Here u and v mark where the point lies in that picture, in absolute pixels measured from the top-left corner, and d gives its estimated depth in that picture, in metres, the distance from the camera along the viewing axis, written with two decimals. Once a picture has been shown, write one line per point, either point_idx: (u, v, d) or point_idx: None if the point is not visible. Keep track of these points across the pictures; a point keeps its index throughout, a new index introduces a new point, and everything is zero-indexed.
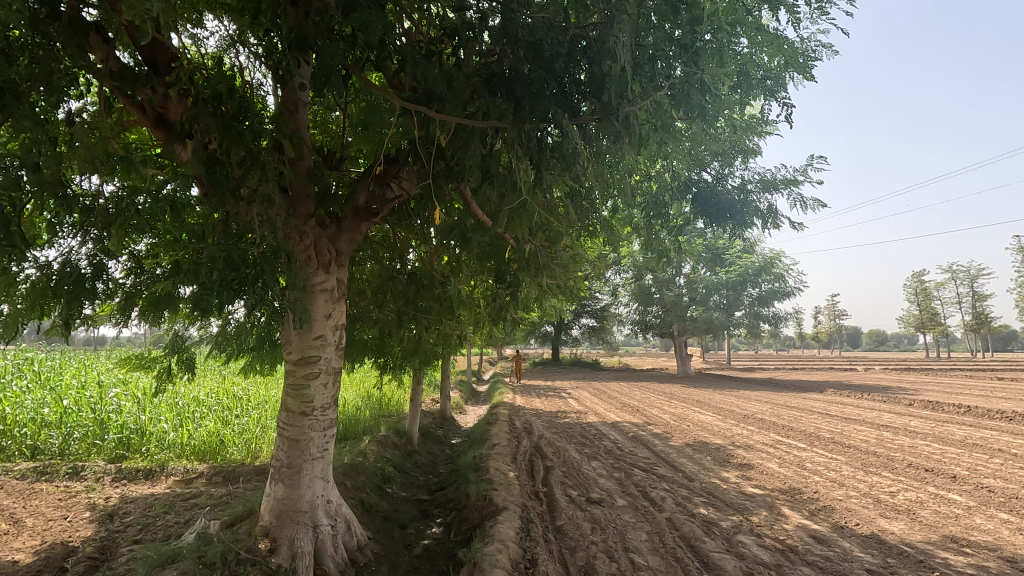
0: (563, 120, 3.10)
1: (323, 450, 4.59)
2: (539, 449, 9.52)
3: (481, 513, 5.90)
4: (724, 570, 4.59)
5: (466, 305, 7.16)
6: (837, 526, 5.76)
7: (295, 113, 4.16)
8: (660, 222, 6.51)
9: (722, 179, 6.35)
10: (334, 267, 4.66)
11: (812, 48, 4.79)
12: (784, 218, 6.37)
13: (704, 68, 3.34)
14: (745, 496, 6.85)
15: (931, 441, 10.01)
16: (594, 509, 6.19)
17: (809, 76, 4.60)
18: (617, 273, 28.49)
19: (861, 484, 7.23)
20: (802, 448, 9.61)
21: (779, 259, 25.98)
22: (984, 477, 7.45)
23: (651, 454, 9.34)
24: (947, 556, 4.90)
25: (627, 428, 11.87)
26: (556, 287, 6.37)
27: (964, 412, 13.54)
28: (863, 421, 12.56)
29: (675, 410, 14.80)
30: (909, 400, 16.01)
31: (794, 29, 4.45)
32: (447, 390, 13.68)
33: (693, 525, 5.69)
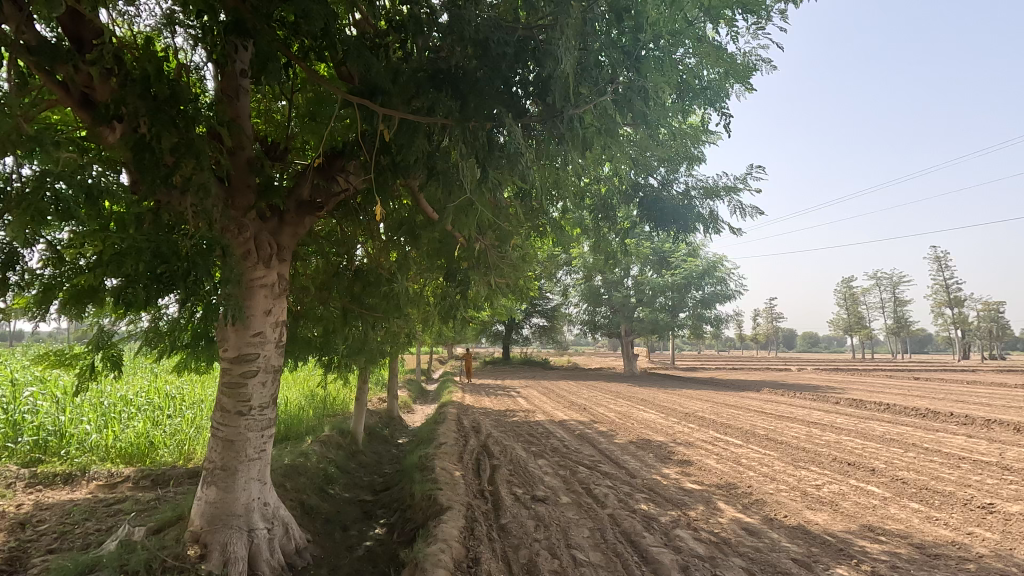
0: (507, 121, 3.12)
1: (260, 451, 4.43)
2: (487, 448, 9.53)
3: (425, 513, 5.85)
4: (661, 563, 4.73)
5: (416, 302, 7.08)
6: (767, 518, 6.05)
7: (235, 101, 4.01)
8: (608, 224, 6.65)
9: (668, 185, 6.55)
10: (275, 262, 4.49)
11: (751, 63, 5.02)
12: (724, 224, 6.63)
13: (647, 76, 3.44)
14: (684, 491, 7.10)
15: (854, 437, 10.67)
16: (538, 507, 6.25)
17: (748, 89, 4.82)
18: (568, 273, 28.84)
19: (790, 479, 7.63)
20: (738, 445, 10.04)
21: (721, 263, 27.05)
22: (898, 470, 8.01)
23: (596, 451, 9.53)
24: (864, 545, 5.24)
25: (573, 427, 12.06)
26: (506, 287, 6.39)
27: (884, 410, 14.52)
28: (794, 418, 13.25)
29: (621, 409, 15.16)
30: (837, 398, 17.03)
31: (734, 44, 4.66)
32: (394, 389, 13.47)
33: (633, 521, 5.84)
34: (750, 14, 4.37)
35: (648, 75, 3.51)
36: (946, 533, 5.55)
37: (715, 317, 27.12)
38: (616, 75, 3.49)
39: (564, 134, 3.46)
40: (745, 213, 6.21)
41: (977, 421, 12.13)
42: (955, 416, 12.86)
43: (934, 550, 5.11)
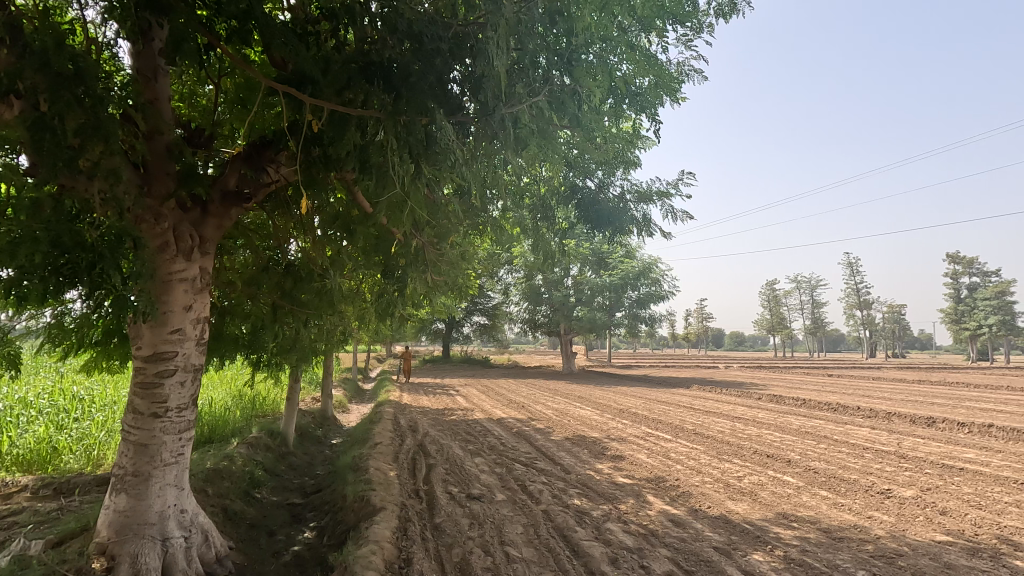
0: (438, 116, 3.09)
1: (177, 454, 4.17)
2: (423, 447, 9.44)
3: (357, 515, 5.72)
4: (591, 556, 4.85)
5: (351, 299, 6.89)
6: (692, 509, 6.34)
7: (153, 82, 3.75)
8: (546, 225, 6.71)
9: (604, 188, 6.71)
10: (196, 255, 4.24)
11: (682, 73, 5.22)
12: (657, 227, 6.86)
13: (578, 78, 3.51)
14: (615, 485, 7.31)
15: (773, 430, 11.36)
16: (473, 504, 6.26)
17: (675, 98, 5.01)
18: (509, 272, 29.04)
19: (714, 471, 8.03)
20: (668, 439, 10.46)
21: (656, 265, 28.01)
22: (810, 461, 8.61)
23: (533, 448, 9.65)
24: (778, 531, 5.59)
25: (511, 424, 12.16)
26: (445, 285, 6.32)
27: (800, 405, 15.54)
28: (720, 413, 13.94)
29: (558, 406, 15.42)
30: (759, 394, 18.06)
31: (664, 54, 4.84)
32: (328, 389, 13.07)
33: (566, 516, 5.95)
34: (678, 28, 4.57)
35: (580, 79, 3.60)
36: (850, 518, 6.01)
37: (650, 317, 28.10)
38: (550, 76, 3.54)
39: (500, 134, 3.49)
40: (676, 218, 6.43)
41: (879, 414, 13.23)
42: (861, 410, 13.96)
43: (839, 534, 5.53)
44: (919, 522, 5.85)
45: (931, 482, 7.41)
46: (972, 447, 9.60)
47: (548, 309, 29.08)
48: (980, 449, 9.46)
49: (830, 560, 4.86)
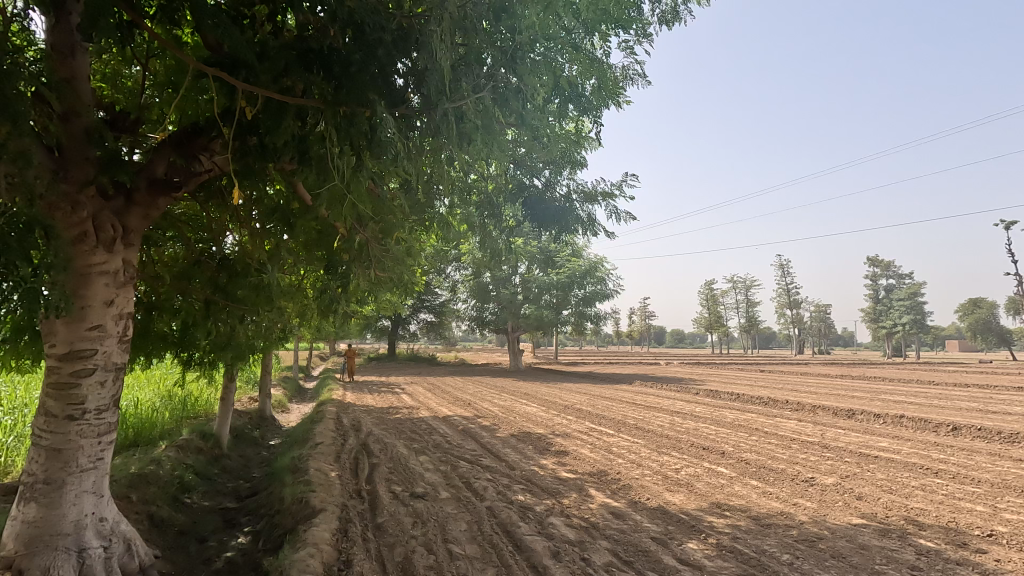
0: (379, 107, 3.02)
1: (96, 459, 3.90)
2: (366, 447, 9.26)
3: (294, 518, 5.54)
4: (534, 550, 4.91)
5: (291, 296, 6.64)
6: (632, 501, 6.52)
7: (71, 60, 3.48)
8: (493, 222, 6.70)
9: (550, 187, 6.78)
10: (119, 246, 3.97)
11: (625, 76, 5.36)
12: (601, 227, 7.01)
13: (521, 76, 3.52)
14: (559, 480, 7.43)
15: (709, 423, 11.87)
16: (416, 503, 6.19)
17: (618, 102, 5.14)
18: (457, 269, 28.90)
19: (654, 464, 8.30)
20: (611, 434, 10.72)
21: (602, 264, 28.60)
22: (743, 452, 9.05)
23: (478, 446, 9.66)
24: (712, 520, 5.85)
25: (457, 422, 12.12)
26: (391, 281, 6.21)
27: (734, 399, 16.30)
28: (661, 408, 14.42)
29: (505, 403, 15.49)
30: (697, 389, 18.81)
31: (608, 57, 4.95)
32: (266, 388, 12.59)
33: (510, 511, 6.00)
34: (620, 34, 4.70)
35: (524, 77, 3.62)
36: (777, 505, 6.36)
37: (596, 315, 28.66)
38: (494, 74, 3.55)
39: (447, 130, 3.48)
40: (620, 218, 6.59)
41: (805, 407, 14.06)
42: (789, 403, 14.79)
43: (767, 520, 5.84)
44: (838, 507, 6.27)
45: (849, 469, 7.95)
46: (885, 436, 10.37)
47: (496, 306, 29.11)
48: (893, 438, 10.23)
49: (759, 546, 5.13)
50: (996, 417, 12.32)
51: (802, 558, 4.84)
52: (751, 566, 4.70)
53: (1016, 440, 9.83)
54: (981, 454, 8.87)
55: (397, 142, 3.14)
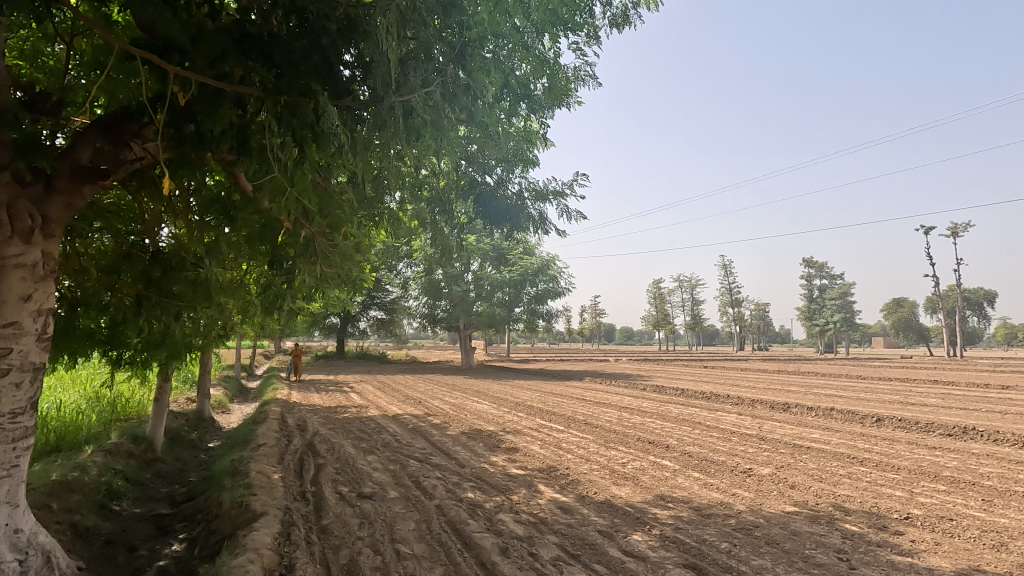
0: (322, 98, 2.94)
1: (9, 467, 3.61)
2: (312, 447, 9.01)
3: (234, 523, 5.32)
4: (482, 547, 4.91)
5: (233, 292, 6.38)
6: (580, 496, 6.64)
7: None
8: (444, 218, 6.62)
9: (502, 184, 6.79)
10: (37, 237, 3.69)
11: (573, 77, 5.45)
12: (552, 226, 7.07)
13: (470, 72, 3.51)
14: (508, 477, 7.47)
15: (655, 418, 12.23)
16: (363, 504, 6.08)
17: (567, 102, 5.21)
18: (408, 266, 28.58)
19: (601, 459, 8.47)
20: (560, 430, 10.87)
21: (554, 262, 28.89)
22: (686, 445, 9.38)
23: (428, 444, 9.58)
24: (656, 512, 6.02)
25: (407, 420, 11.98)
26: (338, 277, 6.06)
27: (679, 394, 16.86)
28: (609, 404, 14.74)
29: (456, 401, 15.44)
30: (644, 385, 19.34)
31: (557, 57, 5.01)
32: (205, 388, 12.04)
33: (459, 509, 5.98)
34: (570, 35, 4.75)
35: (474, 74, 3.61)
36: (717, 496, 6.63)
37: (548, 313, 28.96)
38: (444, 69, 3.52)
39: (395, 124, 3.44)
40: (570, 217, 6.66)
41: (745, 402, 14.70)
42: (730, 397, 15.43)
43: (707, 511, 6.07)
44: (773, 496, 6.58)
45: (784, 460, 8.37)
46: (817, 428, 10.98)
47: (448, 304, 28.94)
48: (824, 429, 10.85)
49: (700, 536, 5.32)
50: (914, 408, 13.27)
51: (739, 546, 5.06)
52: (691, 555, 4.87)
53: (931, 429, 10.63)
54: (901, 442, 9.53)
55: (341, 135, 3.07)
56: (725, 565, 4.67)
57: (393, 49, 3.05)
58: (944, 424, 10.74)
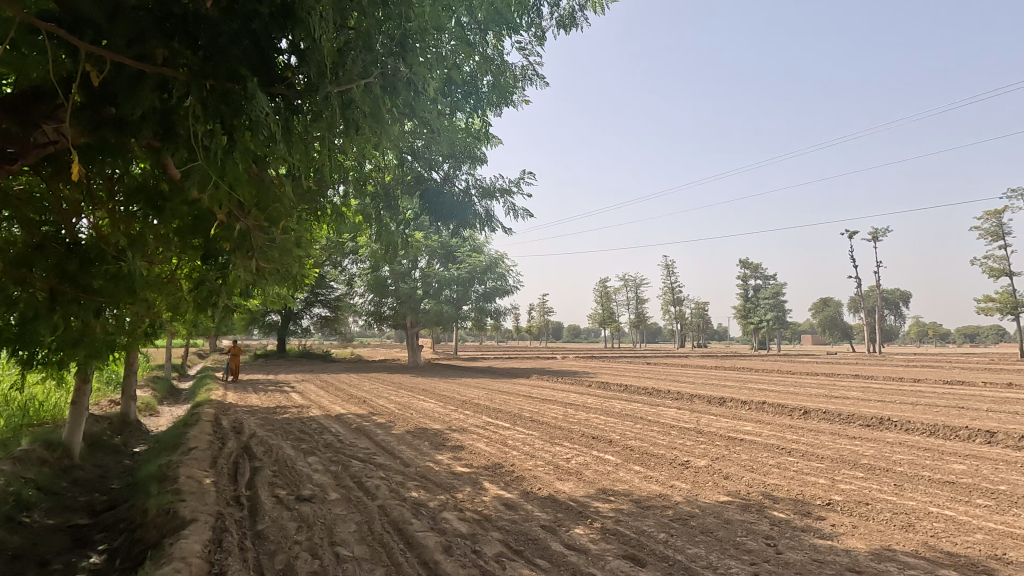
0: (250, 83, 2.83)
1: None
2: (248, 449, 8.65)
3: (160, 531, 5.03)
4: (425, 547, 4.87)
5: (159, 289, 6.00)
6: (524, 492, 6.69)
7: None
8: (389, 214, 6.49)
9: (448, 181, 6.75)
10: None
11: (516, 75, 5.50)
12: (499, 224, 7.08)
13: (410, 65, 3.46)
14: (453, 475, 7.43)
15: (599, 414, 12.49)
16: (302, 507, 5.89)
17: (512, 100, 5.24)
18: (354, 262, 27.92)
19: (546, 455, 8.57)
20: (507, 427, 10.91)
21: (502, 260, 28.91)
22: (628, 440, 9.63)
23: (372, 444, 9.40)
24: (598, 506, 6.15)
25: (350, 420, 11.70)
26: (277, 274, 5.83)
27: (623, 390, 17.30)
28: (555, 400, 14.94)
29: (402, 399, 15.22)
30: (589, 382, 19.71)
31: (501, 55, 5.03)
32: (130, 389, 11.32)
33: (402, 509, 5.90)
34: (513, 33, 4.79)
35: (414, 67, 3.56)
36: (656, 488, 6.84)
37: (496, 310, 29.01)
38: (385, 60, 3.43)
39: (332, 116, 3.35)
40: (517, 215, 6.68)
41: (684, 397, 15.25)
42: (671, 393, 15.96)
43: (647, 503, 6.25)
44: (708, 486, 6.87)
45: (719, 452, 8.74)
46: (750, 420, 11.53)
47: (395, 301, 28.45)
48: (756, 422, 11.41)
49: (639, 527, 5.47)
50: (837, 401, 14.17)
51: (676, 535, 5.24)
52: (631, 546, 5.01)
53: (852, 420, 11.37)
54: (825, 433, 10.15)
55: (273, 125, 2.97)
56: (663, 554, 4.82)
57: (326, 39, 2.98)
58: (863, 415, 11.53)
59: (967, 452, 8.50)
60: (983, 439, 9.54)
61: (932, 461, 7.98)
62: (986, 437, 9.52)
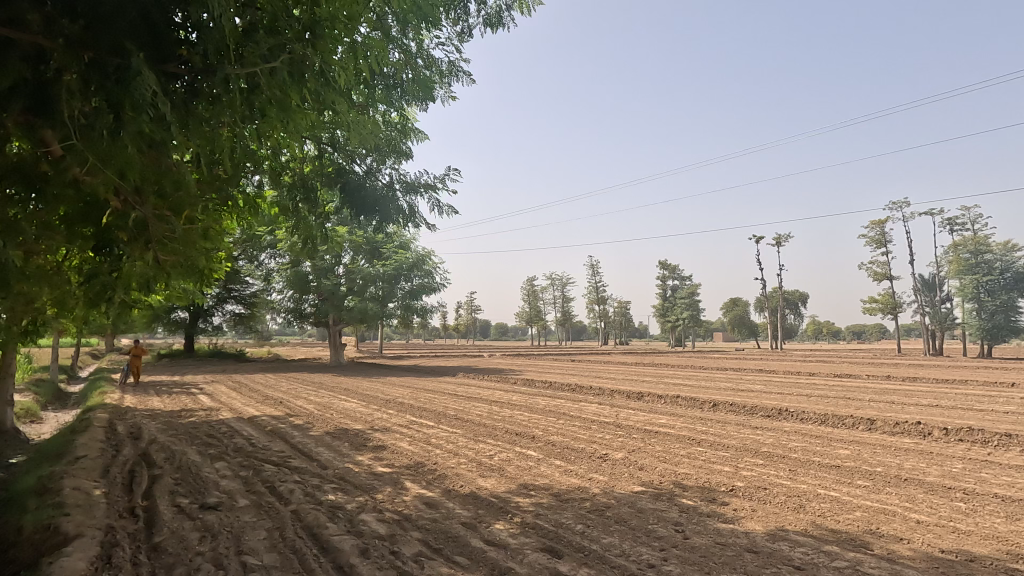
0: (135, 59, 2.67)
1: None
2: (147, 456, 8.00)
3: (38, 549, 4.55)
4: (340, 550, 4.72)
5: (44, 282, 5.46)
6: (446, 490, 6.66)
7: None
8: (308, 207, 6.25)
9: (370, 175, 6.62)
10: None
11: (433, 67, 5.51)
12: (423, 220, 7.00)
13: (320, 52, 3.36)
14: (373, 476, 7.27)
15: (524, 411, 12.67)
16: (207, 515, 5.54)
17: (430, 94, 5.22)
18: (271, 256, 26.59)
19: (469, 452, 8.58)
20: (430, 426, 10.82)
21: (430, 257, 28.37)
22: (550, 436, 9.84)
23: (287, 446, 8.99)
24: (518, 500, 6.23)
25: (265, 422, 11.13)
26: (182, 267, 5.49)
27: (547, 387, 17.64)
28: (481, 398, 14.99)
29: (322, 399, 14.68)
30: (515, 379, 19.91)
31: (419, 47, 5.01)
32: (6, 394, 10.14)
33: (318, 513, 5.68)
34: (434, 28, 4.78)
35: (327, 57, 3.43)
36: (575, 481, 7.04)
37: (423, 307, 28.66)
38: (293, 47, 3.27)
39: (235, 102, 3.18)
40: (442, 211, 6.62)
41: (605, 392, 15.78)
42: (593, 389, 16.46)
43: (565, 496, 6.42)
44: (624, 478, 7.15)
45: (636, 444, 9.13)
46: (665, 413, 12.13)
47: (316, 298, 27.38)
48: (671, 415, 12.01)
49: (558, 520, 5.60)
50: (743, 394, 15.20)
51: (592, 526, 5.41)
52: (549, 539, 5.11)
53: (755, 411, 12.24)
54: (732, 424, 10.86)
55: (162, 107, 2.78)
56: (579, 545, 4.97)
57: (225, 19, 2.81)
58: (764, 407, 12.45)
59: (851, 438, 9.40)
60: (864, 425, 10.59)
61: (822, 447, 8.75)
62: (867, 424, 10.58)
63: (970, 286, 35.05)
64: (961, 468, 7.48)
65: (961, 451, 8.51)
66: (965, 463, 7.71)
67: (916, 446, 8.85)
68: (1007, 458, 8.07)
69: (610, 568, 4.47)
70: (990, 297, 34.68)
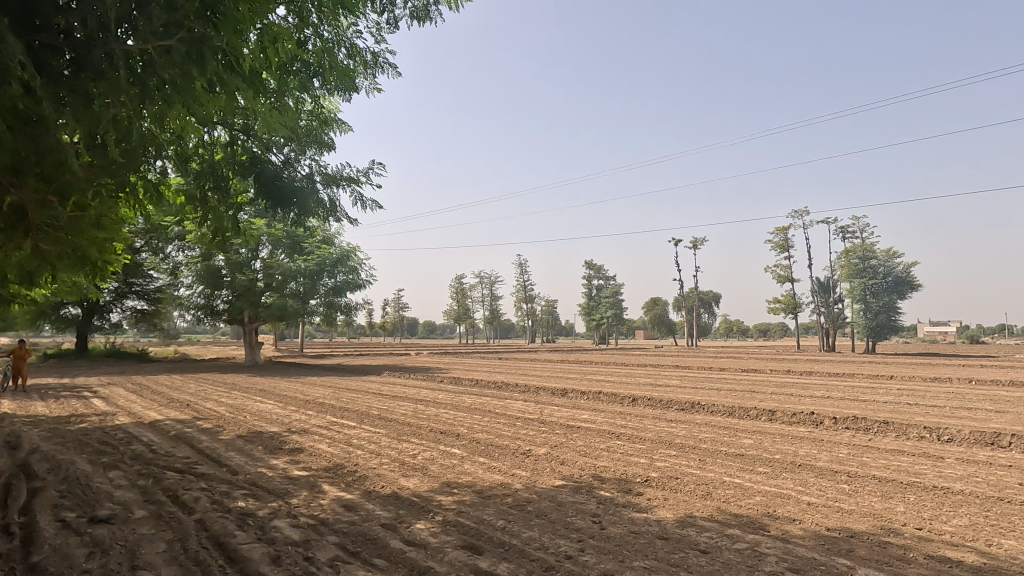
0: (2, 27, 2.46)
1: None
2: (27, 467, 7.20)
3: None
4: (249, 560, 4.48)
5: None
6: (366, 491, 6.48)
7: None
8: (218, 197, 5.92)
9: (287, 166, 6.35)
10: None
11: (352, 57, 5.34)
12: (345, 215, 6.79)
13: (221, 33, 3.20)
14: (289, 480, 6.96)
15: (449, 409, 12.60)
16: (97, 529, 5.08)
17: (350, 84, 5.08)
18: (179, 249, 24.75)
19: (392, 452, 8.42)
20: (352, 426, 10.51)
21: (355, 253, 27.27)
22: (475, 433, 9.85)
23: (194, 452, 8.41)
24: (440, 499, 6.19)
25: (169, 426, 10.35)
26: (69, 258, 5.06)
27: (474, 385, 17.64)
28: (406, 397, 14.74)
29: (235, 401, 13.86)
30: (442, 378, 19.73)
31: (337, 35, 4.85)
32: None
33: (225, 521, 5.37)
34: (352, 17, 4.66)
35: (230, 36, 3.29)
36: (498, 477, 7.09)
37: (347, 305, 27.78)
38: (190, 26, 3.10)
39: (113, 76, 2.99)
40: (365, 205, 6.44)
41: (531, 390, 16.01)
42: (519, 386, 16.63)
43: (488, 492, 6.45)
44: (546, 473, 7.29)
45: (559, 439, 9.33)
46: (587, 409, 12.49)
47: (231, 293, 25.80)
48: (593, 410, 12.39)
49: (479, 516, 5.62)
50: (660, 388, 15.94)
51: (513, 521, 5.47)
52: (470, 536, 5.12)
53: (671, 405, 12.86)
54: (649, 418, 11.35)
55: (31, 79, 2.56)
56: (500, 540, 5.00)
57: None
58: (679, 400, 13.13)
59: (755, 428, 10.11)
60: (767, 416, 11.43)
61: (729, 438, 9.35)
62: (769, 414, 11.43)
63: (858, 288, 38.71)
64: (846, 453, 8.25)
65: (848, 438, 9.39)
66: (850, 449, 8.51)
67: (810, 435, 9.67)
68: (885, 443, 9.00)
69: (529, 562, 4.54)
70: (874, 298, 38.47)
